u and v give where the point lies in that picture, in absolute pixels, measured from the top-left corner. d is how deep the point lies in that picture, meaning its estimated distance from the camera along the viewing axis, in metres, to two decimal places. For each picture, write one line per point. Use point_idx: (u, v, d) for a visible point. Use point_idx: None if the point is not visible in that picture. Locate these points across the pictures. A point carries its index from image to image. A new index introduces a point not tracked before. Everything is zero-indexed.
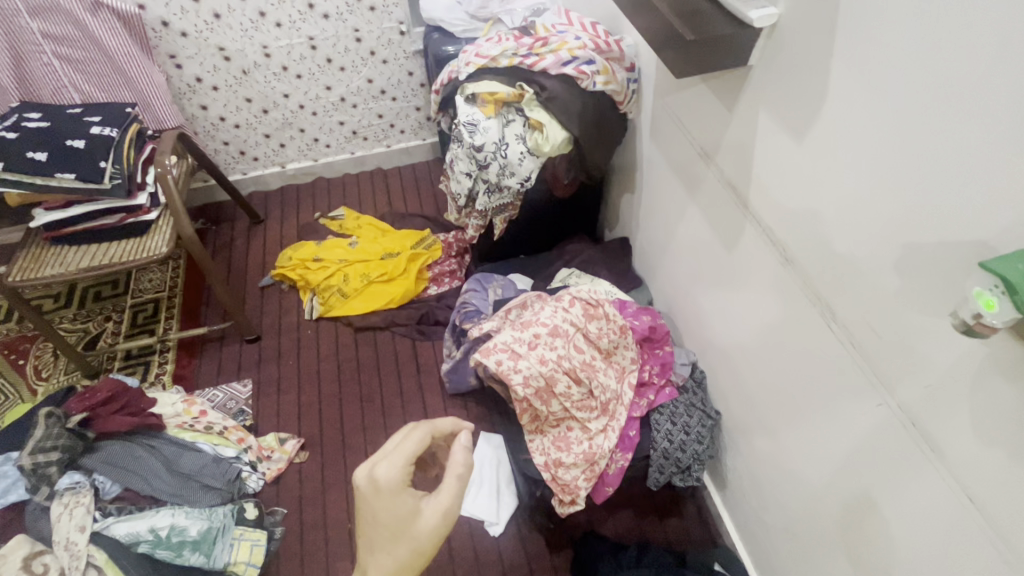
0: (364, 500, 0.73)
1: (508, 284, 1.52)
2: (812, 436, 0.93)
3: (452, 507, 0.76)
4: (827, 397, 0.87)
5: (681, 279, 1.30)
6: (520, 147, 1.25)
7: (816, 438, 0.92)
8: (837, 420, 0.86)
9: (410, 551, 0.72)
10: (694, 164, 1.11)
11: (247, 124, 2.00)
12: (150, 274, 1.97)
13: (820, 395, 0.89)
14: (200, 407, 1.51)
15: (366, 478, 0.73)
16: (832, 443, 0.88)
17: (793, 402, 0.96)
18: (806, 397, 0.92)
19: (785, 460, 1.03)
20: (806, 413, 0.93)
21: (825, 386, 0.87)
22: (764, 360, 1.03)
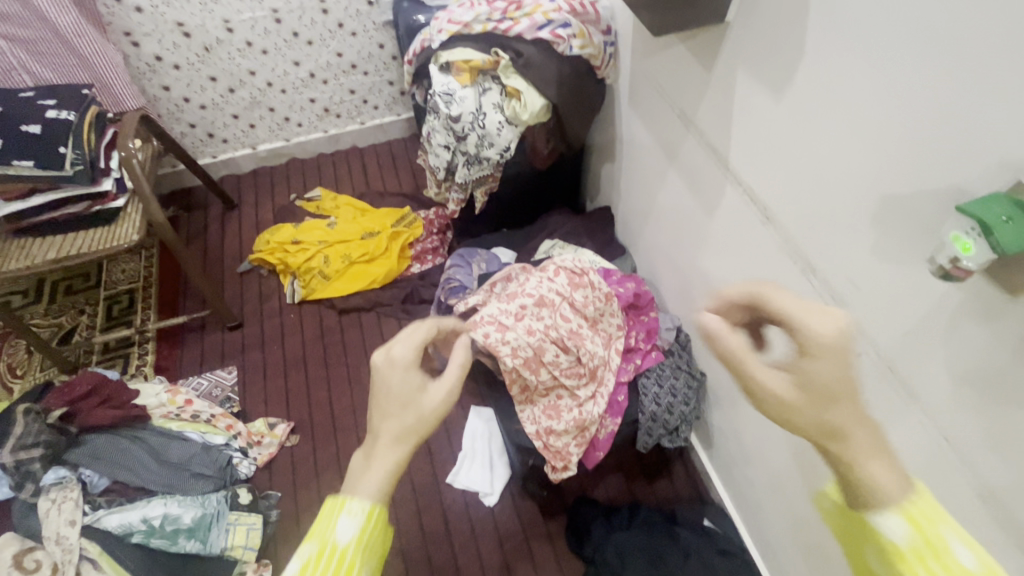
0: (377, 375, 0.75)
1: (492, 259, 1.51)
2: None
3: (455, 388, 0.77)
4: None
5: (664, 246, 1.30)
6: (498, 116, 1.23)
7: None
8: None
9: (416, 417, 0.73)
10: (673, 127, 1.10)
11: (213, 104, 1.92)
12: (123, 264, 1.91)
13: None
14: (184, 397, 1.51)
15: (384, 349, 0.76)
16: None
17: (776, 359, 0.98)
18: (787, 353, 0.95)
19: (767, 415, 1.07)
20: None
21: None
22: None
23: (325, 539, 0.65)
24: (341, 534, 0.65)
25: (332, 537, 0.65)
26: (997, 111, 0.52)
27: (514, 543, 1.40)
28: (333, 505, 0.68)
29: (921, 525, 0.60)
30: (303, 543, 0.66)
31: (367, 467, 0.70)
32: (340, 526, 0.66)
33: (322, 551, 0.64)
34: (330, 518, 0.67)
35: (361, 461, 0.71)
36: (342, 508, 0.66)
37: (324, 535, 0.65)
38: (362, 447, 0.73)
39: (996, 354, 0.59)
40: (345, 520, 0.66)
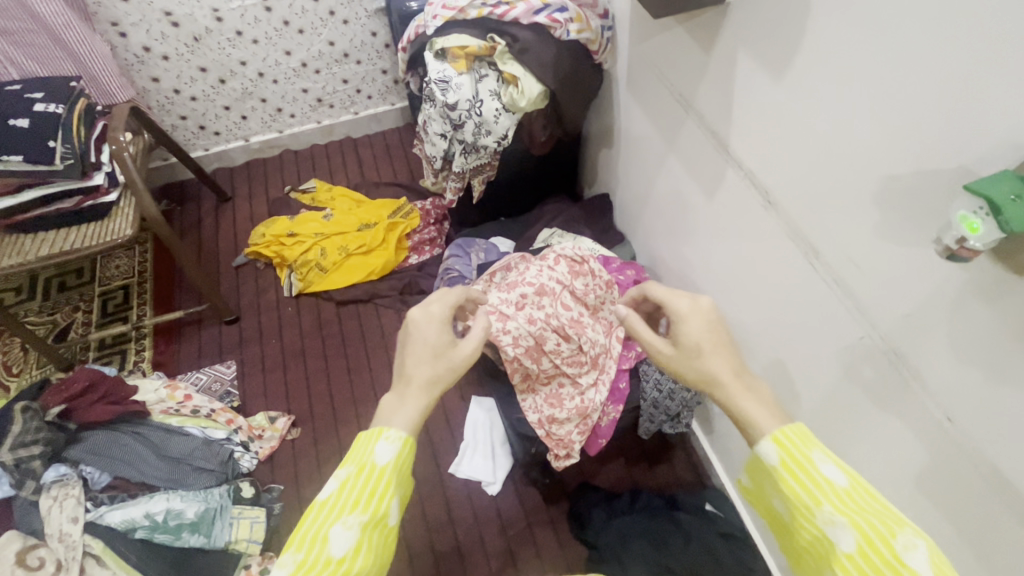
0: (413, 327, 0.81)
1: (490, 248, 1.51)
2: (796, 374, 0.96)
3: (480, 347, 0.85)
4: (811, 337, 0.89)
5: (664, 232, 1.30)
6: (495, 103, 1.21)
7: (798, 375, 0.96)
8: (820, 358, 0.88)
9: (447, 368, 0.79)
10: (672, 112, 1.09)
11: (204, 96, 1.89)
12: (117, 259, 1.89)
13: (803, 334, 0.91)
14: (184, 391, 1.50)
15: (422, 305, 0.83)
16: (814, 378, 0.92)
17: (778, 343, 0.98)
18: (789, 336, 0.95)
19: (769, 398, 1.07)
20: (789, 352, 0.96)
21: (809, 326, 0.88)
22: (749, 306, 1.04)
23: (363, 461, 0.68)
24: (380, 457, 0.69)
25: (372, 459, 0.69)
26: (1006, 87, 0.52)
27: (517, 530, 1.40)
28: (370, 434, 0.71)
29: (788, 443, 0.62)
30: (341, 465, 0.69)
31: (398, 406, 0.75)
32: (378, 450, 0.69)
33: (361, 471, 0.68)
34: (367, 445, 0.70)
35: (393, 400, 0.75)
36: (380, 434, 0.70)
37: (362, 458, 0.69)
38: (393, 389, 0.77)
39: (1001, 334, 0.59)
40: (383, 445, 0.70)
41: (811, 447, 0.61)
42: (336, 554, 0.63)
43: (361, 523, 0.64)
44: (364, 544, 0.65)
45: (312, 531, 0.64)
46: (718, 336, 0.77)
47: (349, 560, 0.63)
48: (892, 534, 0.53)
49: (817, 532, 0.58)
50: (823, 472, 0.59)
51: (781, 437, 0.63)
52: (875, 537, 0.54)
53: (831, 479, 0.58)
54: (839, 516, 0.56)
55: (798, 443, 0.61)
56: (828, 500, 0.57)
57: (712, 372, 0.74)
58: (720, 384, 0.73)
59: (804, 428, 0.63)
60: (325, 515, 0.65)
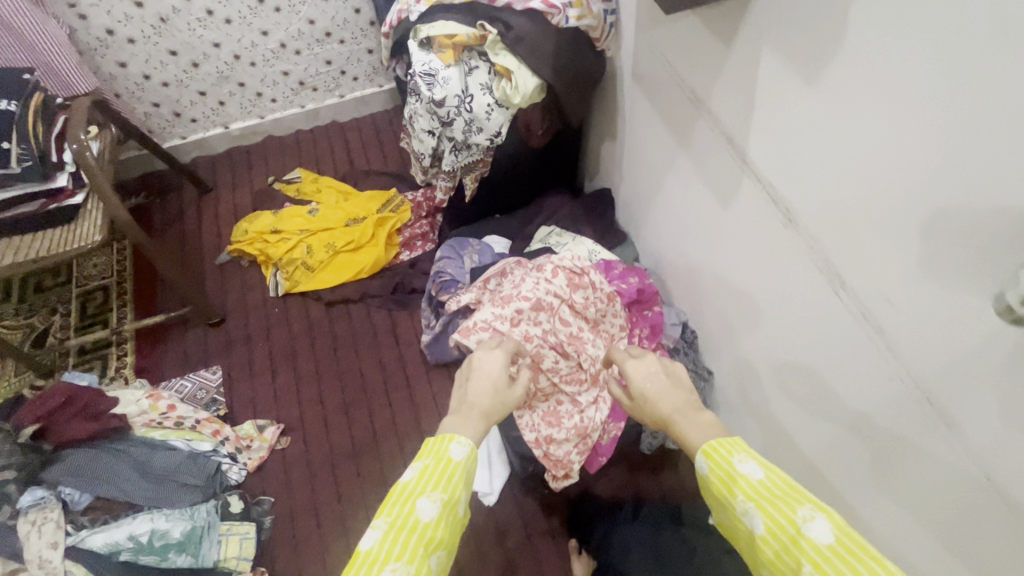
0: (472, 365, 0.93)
1: (484, 248, 1.42)
2: (816, 404, 0.89)
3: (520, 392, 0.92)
4: (832, 368, 0.81)
5: (671, 235, 1.20)
6: (487, 99, 1.10)
7: (817, 404, 0.88)
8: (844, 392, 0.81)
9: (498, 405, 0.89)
10: (683, 112, 0.99)
11: (177, 81, 1.76)
12: (94, 258, 1.80)
13: (825, 365, 0.83)
14: (167, 402, 1.44)
15: (489, 350, 0.95)
16: (834, 408, 0.85)
17: (797, 369, 0.91)
18: (808, 365, 0.87)
19: (783, 422, 1.00)
20: (808, 379, 0.89)
21: (831, 357, 0.81)
22: (766, 326, 0.96)
23: (440, 455, 0.79)
24: (454, 454, 0.79)
25: (447, 455, 0.79)
26: None
27: (516, 542, 1.36)
28: (445, 435, 0.81)
29: (716, 454, 0.71)
30: (418, 458, 0.79)
31: (463, 426, 0.84)
32: (453, 448, 0.80)
33: (438, 463, 0.78)
34: (442, 443, 0.80)
35: (456, 423, 0.84)
36: (454, 436, 0.80)
37: (438, 453, 0.79)
38: (455, 413, 0.87)
39: None
40: (456, 446, 0.80)
41: (734, 452, 0.70)
42: (423, 520, 0.72)
43: (443, 499, 0.74)
44: (443, 520, 0.74)
45: (400, 503, 0.73)
46: (662, 382, 0.85)
47: (432, 528, 0.73)
48: (793, 509, 0.63)
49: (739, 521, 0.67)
50: (742, 470, 0.68)
51: (711, 449, 0.73)
52: (779, 516, 0.63)
53: (749, 476, 0.67)
54: (751, 503, 0.66)
55: (724, 450, 0.71)
56: (742, 491, 0.66)
57: (664, 413, 0.81)
58: (670, 421, 0.81)
59: (733, 440, 0.72)
60: (412, 491, 0.75)
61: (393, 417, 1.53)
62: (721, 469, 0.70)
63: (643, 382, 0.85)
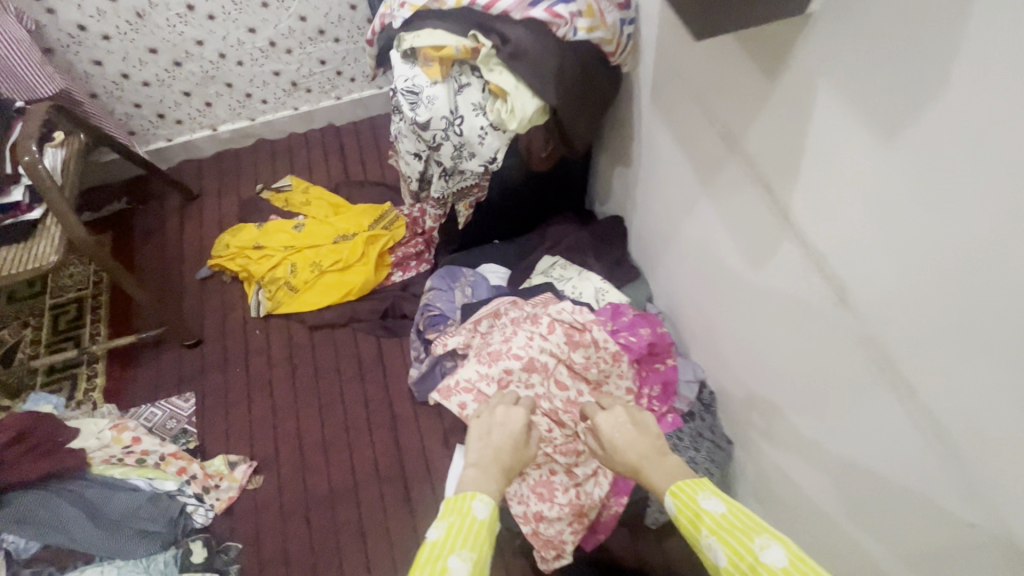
0: (486, 423, 0.90)
1: (479, 281, 1.27)
2: (871, 519, 0.72)
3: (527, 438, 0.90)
4: (896, 482, 0.65)
5: (689, 284, 1.04)
6: (480, 120, 0.95)
7: (871, 520, 0.72)
8: (914, 519, 0.64)
9: (510, 456, 0.85)
10: (710, 148, 0.82)
11: (158, 81, 1.64)
12: (71, 268, 1.70)
13: (882, 476, 0.67)
14: (131, 434, 1.33)
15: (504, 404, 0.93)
16: (889, 528, 0.69)
17: (843, 471, 0.75)
18: (861, 470, 0.71)
19: (819, 524, 0.84)
20: (860, 488, 0.72)
21: (895, 472, 0.65)
22: (806, 413, 0.79)
23: (464, 513, 0.73)
24: (478, 512, 0.74)
25: (471, 513, 0.74)
26: None
27: None
28: (466, 492, 0.77)
29: (683, 496, 0.73)
30: (441, 518, 0.73)
31: (482, 481, 0.79)
32: (476, 506, 0.74)
33: (463, 521, 0.72)
34: (464, 501, 0.76)
35: (476, 476, 0.80)
36: (477, 493, 0.75)
37: (462, 511, 0.74)
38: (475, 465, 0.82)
39: None
40: (479, 503, 0.75)
41: (699, 489, 0.73)
42: None
43: (474, 559, 0.67)
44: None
45: (429, 565, 0.66)
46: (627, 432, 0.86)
47: None
48: (750, 537, 0.64)
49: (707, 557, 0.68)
50: (706, 506, 0.70)
51: (679, 490, 0.75)
52: (736, 545, 0.64)
53: (712, 512, 0.69)
54: (713, 536, 0.67)
55: (690, 488, 0.74)
56: (707, 526, 0.68)
57: (632, 462, 0.83)
58: (639, 468, 0.81)
59: (699, 481, 0.74)
60: (440, 551, 0.68)
61: (375, 458, 1.39)
62: (687, 509, 0.72)
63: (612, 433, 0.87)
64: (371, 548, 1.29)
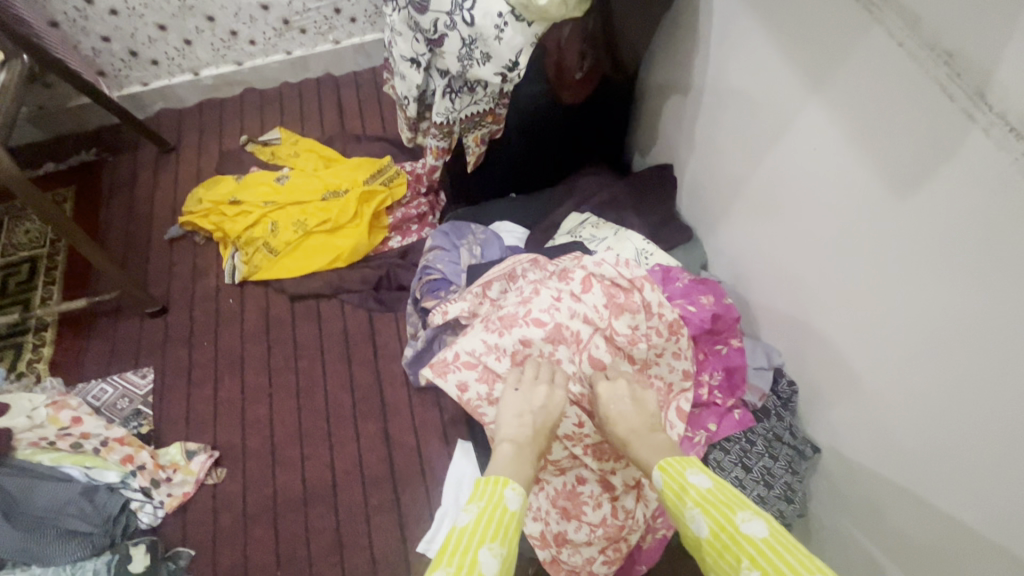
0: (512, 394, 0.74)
1: (491, 240, 1.03)
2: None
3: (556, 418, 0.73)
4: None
5: (769, 238, 0.80)
6: (498, 4, 0.71)
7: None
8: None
9: (547, 438, 0.72)
10: (833, 25, 0.58)
11: (128, 10, 1.43)
12: (27, 223, 1.49)
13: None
14: (71, 414, 1.11)
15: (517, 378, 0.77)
16: None
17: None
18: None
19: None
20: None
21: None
22: (968, 402, 0.55)
23: (496, 501, 0.60)
24: (511, 503, 0.60)
25: (501, 503, 0.60)
26: None
27: None
28: (496, 478, 0.63)
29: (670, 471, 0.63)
30: (469, 500, 0.60)
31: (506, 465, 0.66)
32: (507, 495, 0.61)
33: (494, 510, 0.59)
34: (494, 486, 0.62)
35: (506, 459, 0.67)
36: (509, 481, 0.62)
37: (492, 498, 0.60)
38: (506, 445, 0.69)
39: None
40: (511, 493, 0.61)
41: (687, 465, 0.63)
42: None
43: (506, 554, 0.54)
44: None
45: (454, 557, 0.53)
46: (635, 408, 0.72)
47: None
48: (732, 509, 0.55)
49: (687, 531, 0.59)
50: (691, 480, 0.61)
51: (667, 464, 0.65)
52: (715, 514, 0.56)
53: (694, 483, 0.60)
54: (697, 508, 0.57)
55: (676, 464, 0.63)
56: (691, 498, 0.58)
57: (620, 437, 0.71)
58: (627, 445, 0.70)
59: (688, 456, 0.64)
60: (469, 542, 0.54)
61: (360, 454, 1.16)
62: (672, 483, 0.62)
63: (607, 404, 0.73)
64: (348, 564, 1.05)
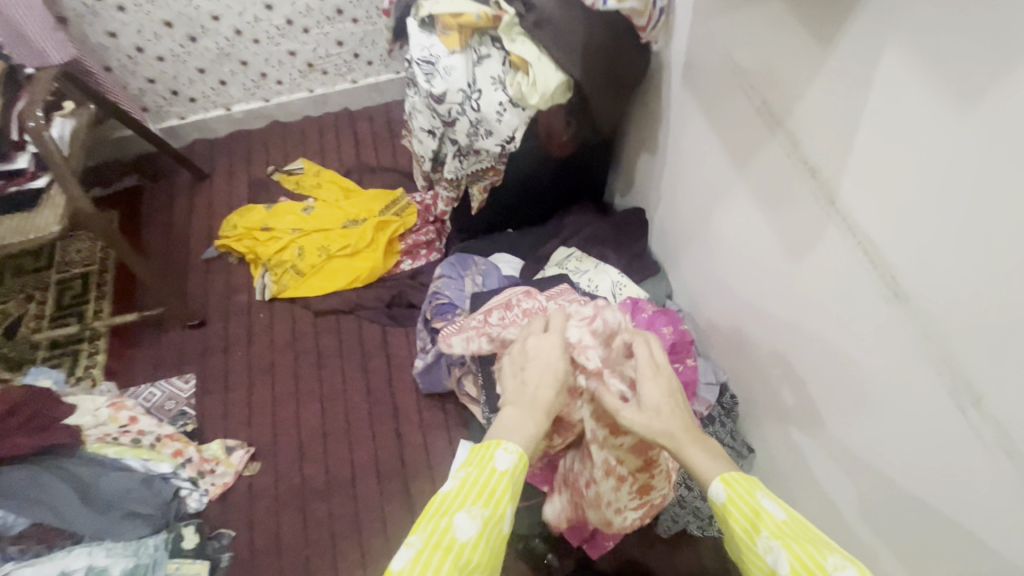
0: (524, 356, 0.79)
1: (491, 270, 1.22)
2: (927, 543, 0.66)
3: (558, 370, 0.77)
4: (952, 501, 0.61)
5: (715, 278, 0.98)
6: (498, 96, 0.90)
7: (928, 539, 0.66)
8: (973, 542, 0.59)
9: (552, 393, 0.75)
10: (747, 130, 0.77)
11: (173, 56, 1.62)
12: (78, 243, 1.67)
13: (937, 480, 0.62)
14: (128, 413, 1.31)
15: (540, 335, 0.81)
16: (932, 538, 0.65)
17: (895, 481, 0.68)
18: (914, 476, 0.65)
19: (863, 544, 0.78)
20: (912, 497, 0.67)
21: (953, 490, 0.60)
22: (854, 417, 0.73)
23: (484, 463, 0.66)
24: (499, 464, 0.66)
25: (491, 464, 0.66)
26: None
27: None
28: (490, 440, 0.68)
29: (735, 490, 0.60)
30: (460, 465, 0.67)
31: (524, 422, 0.71)
32: (498, 456, 0.66)
33: (481, 473, 0.65)
34: (487, 450, 0.67)
35: (518, 415, 0.71)
36: (499, 443, 0.66)
37: (482, 462, 0.66)
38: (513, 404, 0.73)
39: None
40: (501, 453, 0.66)
41: (755, 487, 0.59)
42: (461, 538, 0.60)
43: (484, 516, 0.62)
44: (483, 541, 0.62)
45: (435, 518, 0.62)
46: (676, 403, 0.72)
47: (472, 548, 0.60)
48: (821, 553, 0.51)
49: (759, 562, 0.56)
50: (764, 506, 0.57)
51: (730, 480, 0.61)
52: (806, 556, 0.52)
53: (771, 513, 0.56)
54: (775, 540, 0.54)
55: (743, 484, 0.60)
56: (766, 528, 0.55)
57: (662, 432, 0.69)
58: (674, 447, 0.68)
59: (750, 476, 0.61)
60: (449, 505, 0.63)
61: (375, 451, 1.34)
62: (742, 507, 0.58)
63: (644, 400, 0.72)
64: (366, 543, 1.24)
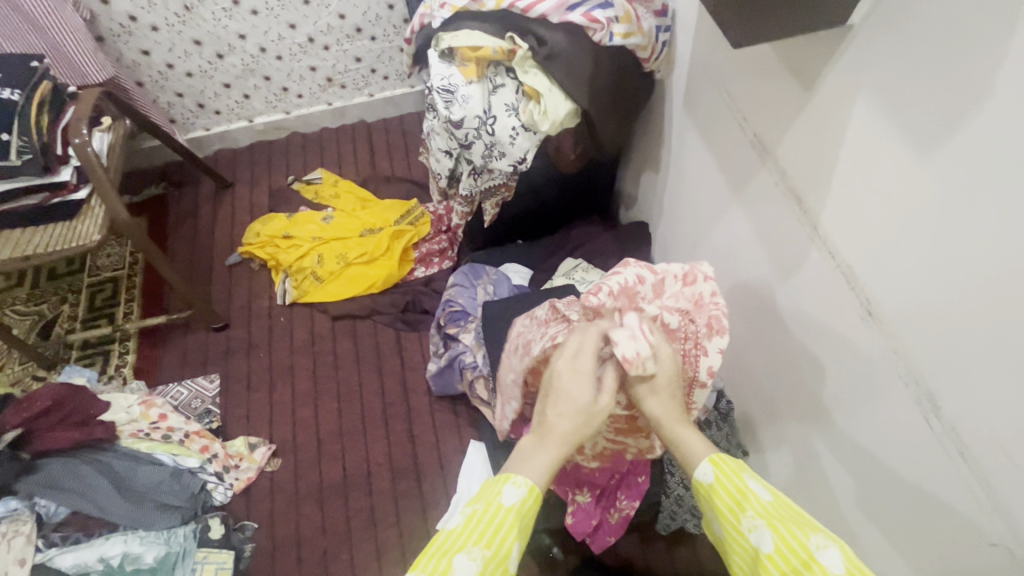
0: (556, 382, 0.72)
1: (501, 280, 1.28)
2: (898, 535, 0.73)
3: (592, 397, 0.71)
4: (918, 498, 0.68)
5: None
6: (512, 121, 0.97)
7: (899, 533, 0.73)
8: (934, 535, 0.66)
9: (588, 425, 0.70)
10: (742, 158, 0.84)
11: (201, 72, 1.71)
12: (109, 248, 1.76)
13: (903, 481, 0.69)
14: (159, 411, 1.38)
15: (570, 359, 0.73)
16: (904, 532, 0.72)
17: (872, 479, 0.75)
18: (886, 478, 0.72)
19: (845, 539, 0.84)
20: (884, 497, 0.74)
21: (917, 487, 0.67)
22: (835, 421, 0.80)
23: (490, 500, 0.66)
24: (506, 499, 0.66)
25: (498, 500, 0.66)
26: None
27: None
28: (500, 475, 0.68)
29: (724, 472, 0.65)
30: (468, 501, 0.68)
31: (538, 450, 0.69)
32: (505, 492, 0.66)
33: (488, 510, 0.66)
34: (496, 485, 0.68)
35: (533, 442, 0.70)
36: (508, 478, 0.66)
37: (489, 497, 0.67)
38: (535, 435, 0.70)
39: None
40: (509, 488, 0.66)
41: (742, 469, 0.66)
42: None
43: (485, 557, 0.62)
44: None
45: (436, 557, 0.63)
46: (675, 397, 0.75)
47: None
48: (805, 533, 0.58)
49: (743, 539, 0.62)
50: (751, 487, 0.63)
51: (718, 461, 0.67)
52: (790, 537, 0.58)
53: (756, 493, 0.62)
54: (760, 519, 0.61)
55: (730, 465, 0.66)
56: (751, 507, 0.62)
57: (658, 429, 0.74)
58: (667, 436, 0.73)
59: (738, 460, 0.67)
60: (450, 545, 0.64)
61: (389, 450, 1.41)
62: (728, 488, 0.64)
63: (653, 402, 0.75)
64: (381, 536, 1.31)
